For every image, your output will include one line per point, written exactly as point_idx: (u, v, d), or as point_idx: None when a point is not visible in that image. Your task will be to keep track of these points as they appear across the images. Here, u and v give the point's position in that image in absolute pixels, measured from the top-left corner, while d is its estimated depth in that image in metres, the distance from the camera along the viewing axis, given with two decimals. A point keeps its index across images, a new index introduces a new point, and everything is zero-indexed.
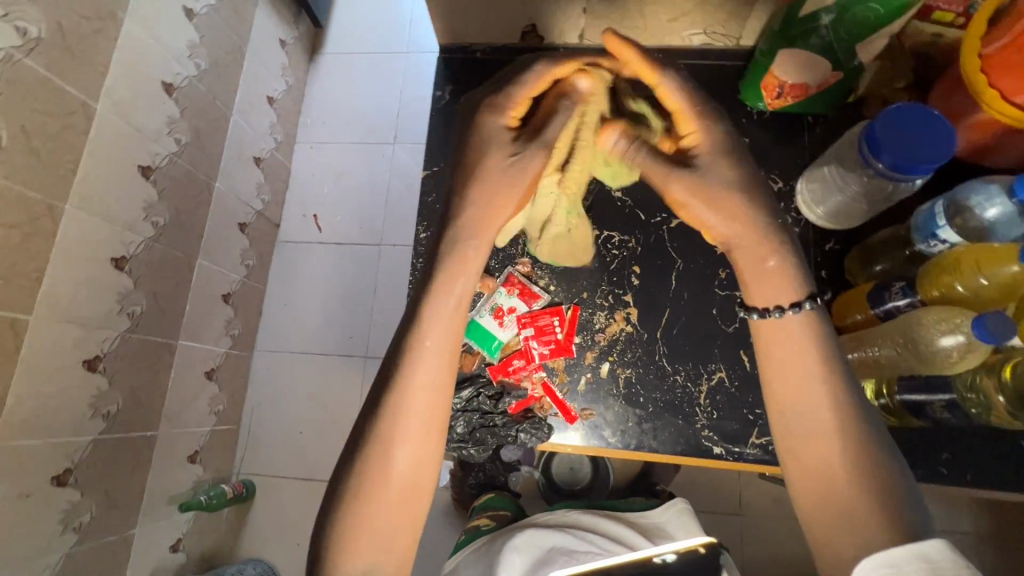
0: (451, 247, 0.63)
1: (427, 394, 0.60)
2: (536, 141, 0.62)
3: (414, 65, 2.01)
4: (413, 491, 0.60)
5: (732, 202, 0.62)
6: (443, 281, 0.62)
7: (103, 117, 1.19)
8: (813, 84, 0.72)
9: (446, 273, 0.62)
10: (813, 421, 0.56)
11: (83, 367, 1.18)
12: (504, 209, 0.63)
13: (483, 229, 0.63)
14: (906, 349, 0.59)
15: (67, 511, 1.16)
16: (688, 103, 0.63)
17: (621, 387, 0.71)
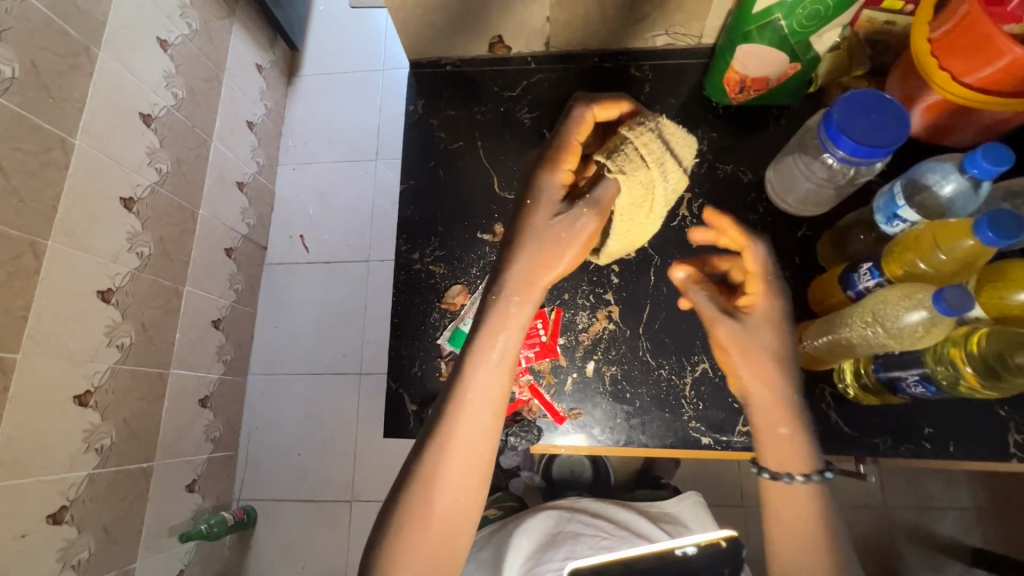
0: (495, 305, 0.64)
1: (471, 433, 0.61)
2: (586, 202, 0.61)
3: (391, 81, 2.03)
4: (450, 528, 0.59)
5: (764, 366, 0.63)
6: (500, 319, 0.63)
7: (83, 152, 1.19)
8: (774, 76, 0.74)
9: (496, 314, 0.64)
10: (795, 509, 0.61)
11: (75, 403, 1.17)
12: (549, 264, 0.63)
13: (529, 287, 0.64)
14: (875, 329, 0.59)
15: (64, 550, 1.15)
16: (761, 269, 0.65)
17: (607, 384, 0.72)
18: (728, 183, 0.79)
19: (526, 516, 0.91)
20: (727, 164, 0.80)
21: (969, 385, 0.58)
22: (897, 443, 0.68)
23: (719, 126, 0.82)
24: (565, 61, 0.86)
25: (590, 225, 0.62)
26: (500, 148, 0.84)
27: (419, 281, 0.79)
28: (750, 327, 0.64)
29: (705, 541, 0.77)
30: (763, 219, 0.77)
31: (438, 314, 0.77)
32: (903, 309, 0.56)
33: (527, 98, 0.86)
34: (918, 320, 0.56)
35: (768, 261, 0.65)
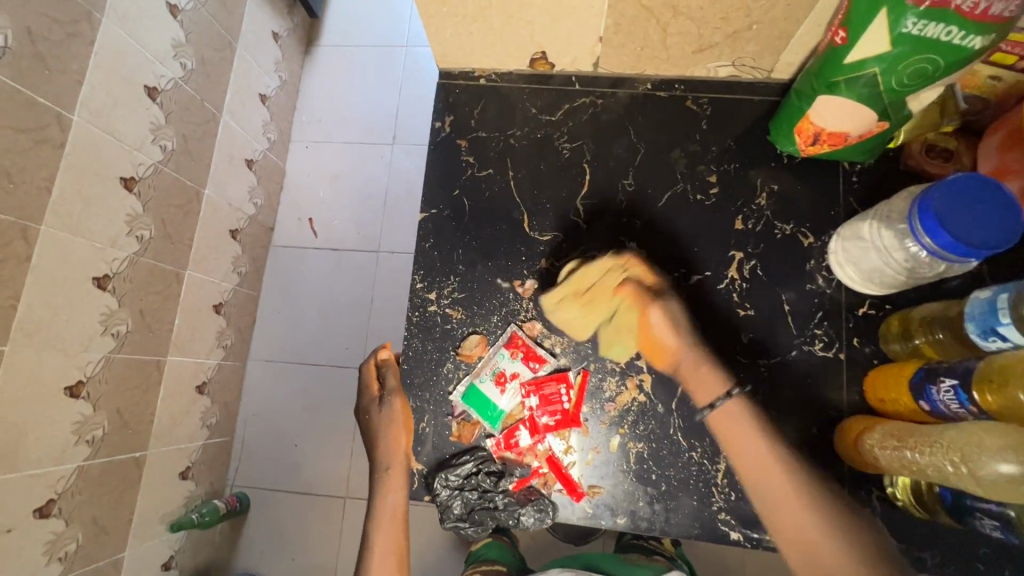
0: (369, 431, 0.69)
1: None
2: (394, 392, 0.70)
3: (414, 59, 1.91)
4: None
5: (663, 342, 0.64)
6: (383, 485, 0.66)
7: (81, 129, 1.11)
8: (855, 133, 0.64)
9: (383, 482, 0.66)
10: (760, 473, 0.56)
11: (66, 394, 1.13)
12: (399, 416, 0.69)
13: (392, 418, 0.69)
14: (961, 472, 0.49)
15: (51, 543, 1.12)
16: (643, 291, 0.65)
17: (631, 463, 0.66)
18: (788, 245, 0.71)
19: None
20: (787, 224, 0.72)
21: None
22: (942, 557, 0.63)
23: (780, 178, 0.73)
24: (614, 85, 0.77)
25: (399, 400, 0.70)
26: (535, 180, 0.75)
27: (432, 326, 0.72)
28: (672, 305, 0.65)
29: None
30: (822, 292, 0.69)
31: (451, 366, 0.70)
32: (995, 458, 0.46)
33: (568, 125, 0.77)
34: (1012, 476, 0.45)
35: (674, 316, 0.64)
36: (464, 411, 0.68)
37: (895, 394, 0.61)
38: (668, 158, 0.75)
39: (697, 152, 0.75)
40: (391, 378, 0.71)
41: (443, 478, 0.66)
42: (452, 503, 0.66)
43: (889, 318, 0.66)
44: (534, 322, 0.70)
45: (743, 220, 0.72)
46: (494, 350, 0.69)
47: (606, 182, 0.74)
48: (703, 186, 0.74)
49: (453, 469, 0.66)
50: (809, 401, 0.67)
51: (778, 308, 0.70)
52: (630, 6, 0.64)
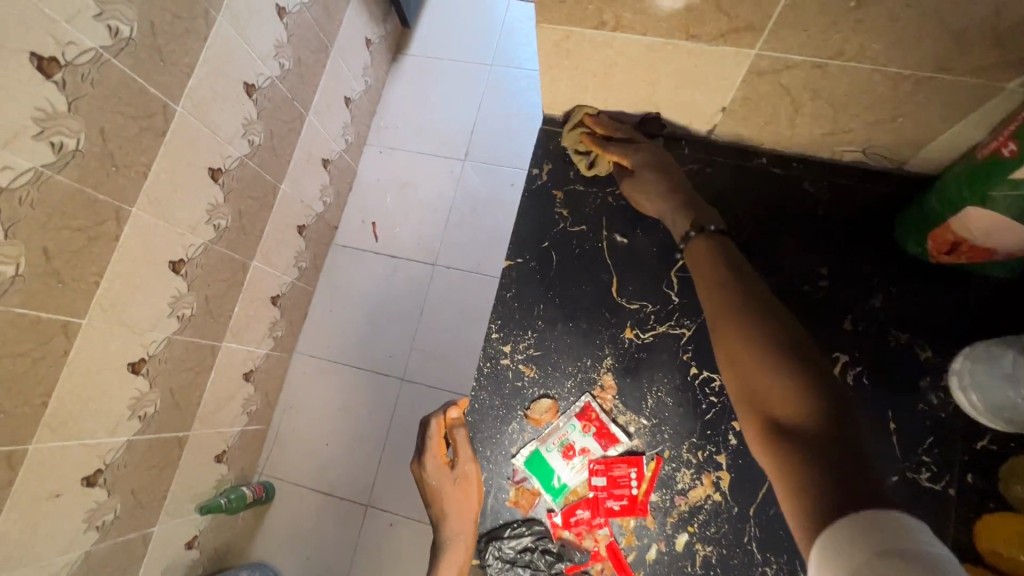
0: (434, 498, 0.66)
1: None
2: (464, 464, 0.66)
3: (497, 79, 1.92)
4: None
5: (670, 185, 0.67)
6: (446, 559, 0.64)
7: (182, 120, 1.16)
8: (1002, 251, 0.57)
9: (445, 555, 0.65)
10: (741, 369, 0.52)
11: (129, 369, 1.16)
12: (469, 491, 0.65)
13: (461, 492, 0.65)
14: None
15: (91, 511, 1.15)
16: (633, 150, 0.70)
17: (697, 567, 0.61)
18: (900, 357, 0.65)
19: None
20: (902, 332, 0.65)
21: None
22: None
23: (900, 279, 0.67)
24: (725, 154, 0.73)
25: (470, 473, 0.66)
26: (628, 243, 0.72)
27: (502, 380, 0.69)
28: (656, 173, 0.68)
29: None
30: (934, 414, 0.63)
31: (516, 427, 0.67)
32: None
33: None
34: None
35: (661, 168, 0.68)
36: (526, 477, 0.66)
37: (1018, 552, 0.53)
38: (775, 240, 0.70)
39: (809, 238, 0.69)
40: (463, 445, 0.67)
41: (496, 549, 0.64)
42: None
43: (1012, 459, 0.59)
44: (610, 395, 0.67)
45: (853, 320, 0.66)
46: (564, 418, 0.66)
47: None
48: (813, 277, 0.68)
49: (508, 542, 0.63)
50: None
51: (882, 424, 0.63)
52: (765, 83, 0.60)
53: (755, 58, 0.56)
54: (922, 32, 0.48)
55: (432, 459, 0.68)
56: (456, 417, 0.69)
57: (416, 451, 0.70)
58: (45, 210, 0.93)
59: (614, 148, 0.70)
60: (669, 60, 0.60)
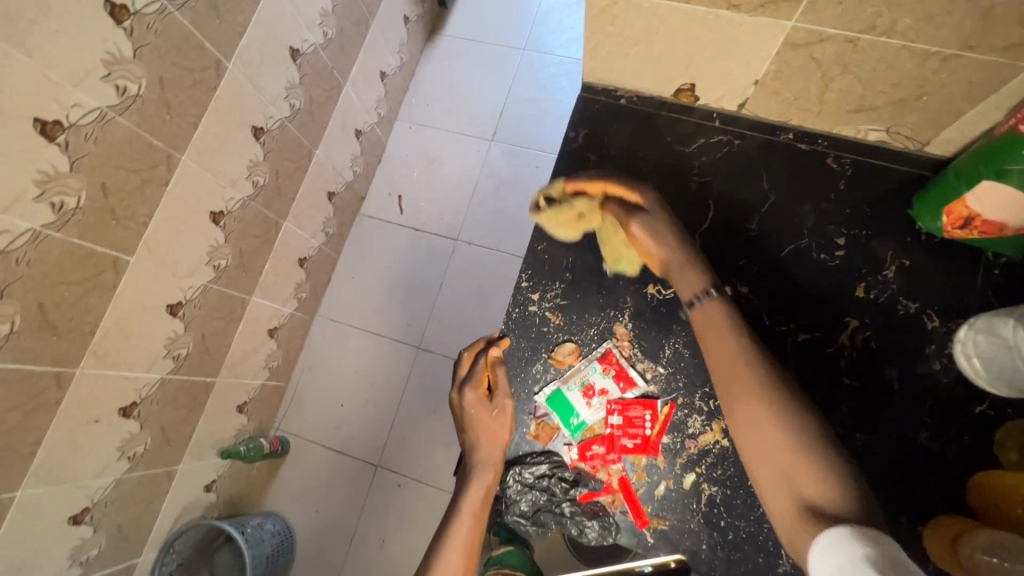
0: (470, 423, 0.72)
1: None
2: (501, 398, 0.71)
3: (529, 63, 1.96)
4: None
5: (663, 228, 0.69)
6: (477, 479, 0.70)
7: (232, 77, 1.21)
8: (1013, 226, 0.61)
9: (475, 475, 0.71)
10: (776, 466, 0.56)
11: (167, 311, 1.23)
12: (502, 423, 0.70)
13: (496, 422, 0.71)
14: None
15: (124, 441, 1.22)
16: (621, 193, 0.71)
17: (702, 504, 0.66)
18: (908, 325, 0.68)
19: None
20: (912, 301, 0.69)
21: None
22: None
23: (913, 254, 0.70)
24: (754, 128, 0.77)
25: (507, 408, 0.71)
26: None
27: (530, 325, 0.74)
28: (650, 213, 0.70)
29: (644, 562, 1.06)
30: (937, 380, 0.66)
31: (541, 367, 0.72)
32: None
33: (700, 158, 0.77)
34: None
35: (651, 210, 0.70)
36: (546, 413, 0.71)
37: (1002, 501, 0.57)
38: (796, 211, 0.74)
39: (829, 210, 0.73)
40: (503, 380, 0.72)
41: (517, 473, 0.70)
42: (520, 499, 0.71)
43: (1008, 424, 0.63)
44: (630, 344, 0.71)
45: (865, 288, 0.70)
46: (586, 362, 0.71)
47: (729, 222, 0.74)
48: (829, 246, 0.72)
49: (528, 467, 0.70)
50: (900, 489, 0.65)
51: (885, 386, 0.67)
52: (799, 56, 0.64)
53: (791, 29, 0.60)
54: (951, 8, 0.52)
55: (472, 388, 0.73)
56: (498, 355, 0.73)
57: (456, 380, 0.76)
58: (106, 149, 0.99)
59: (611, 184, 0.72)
60: (710, 29, 0.64)
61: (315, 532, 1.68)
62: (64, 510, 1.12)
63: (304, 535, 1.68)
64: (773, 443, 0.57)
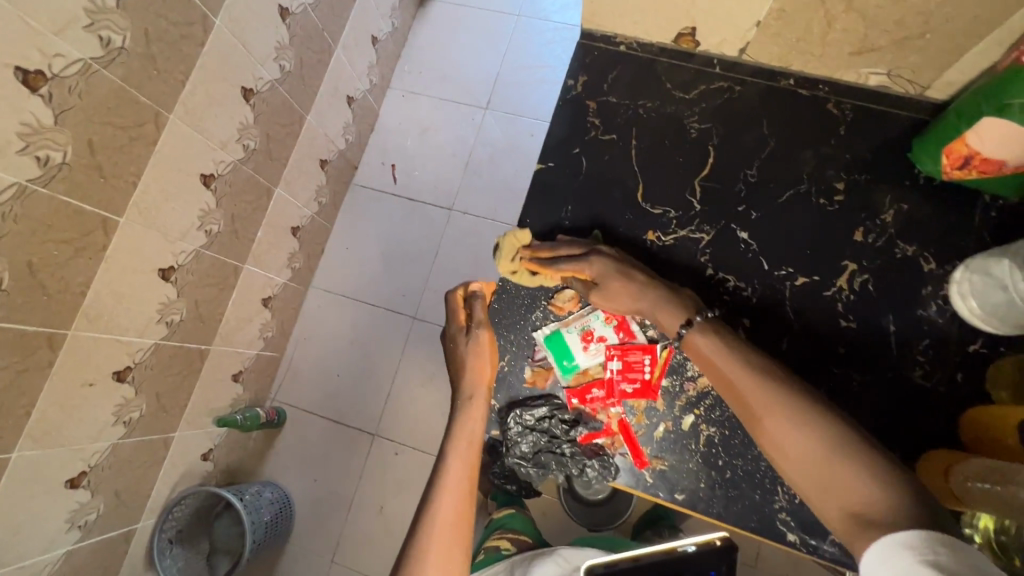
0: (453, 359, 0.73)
1: (452, 513, 0.65)
2: (481, 328, 0.72)
3: (523, 29, 1.92)
4: (453, 540, 0.63)
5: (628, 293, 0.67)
6: (465, 413, 0.70)
7: (219, 34, 1.18)
8: (1012, 163, 0.61)
9: (463, 410, 0.71)
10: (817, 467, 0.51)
11: (159, 275, 1.21)
12: (483, 352, 0.70)
13: (477, 353, 0.71)
14: None
15: (120, 406, 1.21)
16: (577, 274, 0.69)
17: (701, 444, 0.67)
18: (904, 267, 0.69)
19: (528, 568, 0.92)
20: (909, 245, 0.69)
21: None
22: None
23: (911, 198, 0.70)
24: (755, 74, 0.76)
25: (484, 336, 0.71)
26: (656, 154, 0.76)
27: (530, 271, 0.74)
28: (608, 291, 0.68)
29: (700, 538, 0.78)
30: (932, 321, 0.67)
31: (541, 314, 0.72)
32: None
33: (700, 105, 0.76)
34: None
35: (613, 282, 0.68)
36: (545, 356, 0.71)
37: (992, 435, 0.58)
38: (796, 157, 0.73)
39: (829, 156, 0.73)
40: (479, 311, 0.73)
41: (517, 415, 0.70)
42: (521, 440, 0.70)
43: (999, 361, 0.64)
44: None
45: (864, 232, 0.70)
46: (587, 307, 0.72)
47: (728, 167, 0.74)
48: (829, 191, 0.72)
49: (529, 410, 0.70)
50: (893, 428, 0.66)
51: (880, 328, 0.68)
52: None
53: None
54: None
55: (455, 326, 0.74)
56: (478, 290, 0.74)
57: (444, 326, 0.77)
58: (91, 104, 0.97)
59: (565, 265, 0.69)
60: None
61: (313, 500, 1.69)
62: (61, 473, 1.11)
63: (302, 503, 1.69)
64: (803, 451, 0.53)
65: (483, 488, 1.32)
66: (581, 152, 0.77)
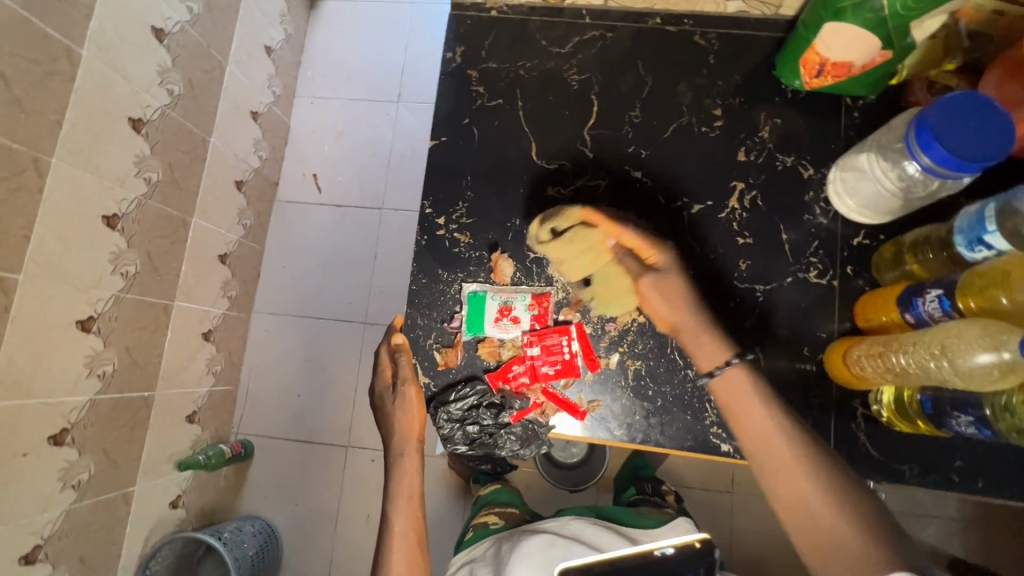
0: (382, 412, 0.72)
1: (406, 540, 0.68)
2: (405, 383, 0.70)
3: (421, 16, 1.90)
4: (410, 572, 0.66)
5: (681, 289, 0.63)
6: (399, 469, 0.71)
7: (90, 65, 1.12)
8: (858, 63, 0.65)
9: (398, 466, 0.72)
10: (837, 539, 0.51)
11: (77, 328, 1.16)
12: (412, 409, 0.70)
13: (408, 409, 0.70)
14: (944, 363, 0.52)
15: (65, 470, 1.16)
16: (641, 242, 0.65)
17: (629, 379, 0.70)
18: (787, 178, 0.73)
19: (520, 539, 0.79)
20: (788, 155, 0.73)
21: None
22: (925, 472, 0.66)
23: (784, 112, 0.74)
24: (624, 18, 0.78)
25: (409, 388, 0.70)
26: (543, 111, 0.77)
27: (441, 247, 0.74)
28: (665, 274, 0.64)
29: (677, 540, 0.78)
30: (819, 222, 0.72)
31: (457, 289, 0.73)
32: (974, 347, 0.50)
33: (577, 57, 0.78)
34: (988, 363, 0.49)
35: (672, 274, 0.64)
36: (466, 341, 0.72)
37: (880, 314, 0.63)
38: (674, 92, 0.76)
39: (704, 85, 0.76)
40: (404, 367, 0.70)
41: (445, 412, 0.71)
42: (454, 435, 0.71)
43: (879, 249, 0.69)
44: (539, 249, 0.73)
45: (747, 152, 0.74)
46: (508, 282, 0.72)
47: (613, 113, 0.76)
48: (709, 119, 0.75)
49: (453, 402, 0.71)
50: (801, 327, 0.70)
51: (776, 239, 0.72)
52: None
53: None
54: None
55: (379, 376, 0.72)
56: (400, 341, 0.71)
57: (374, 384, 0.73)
58: None
59: (634, 234, 0.65)
60: None
61: (299, 524, 1.66)
62: (12, 550, 1.06)
63: (286, 531, 1.66)
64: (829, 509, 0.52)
65: (462, 474, 1.33)
66: (472, 122, 0.78)
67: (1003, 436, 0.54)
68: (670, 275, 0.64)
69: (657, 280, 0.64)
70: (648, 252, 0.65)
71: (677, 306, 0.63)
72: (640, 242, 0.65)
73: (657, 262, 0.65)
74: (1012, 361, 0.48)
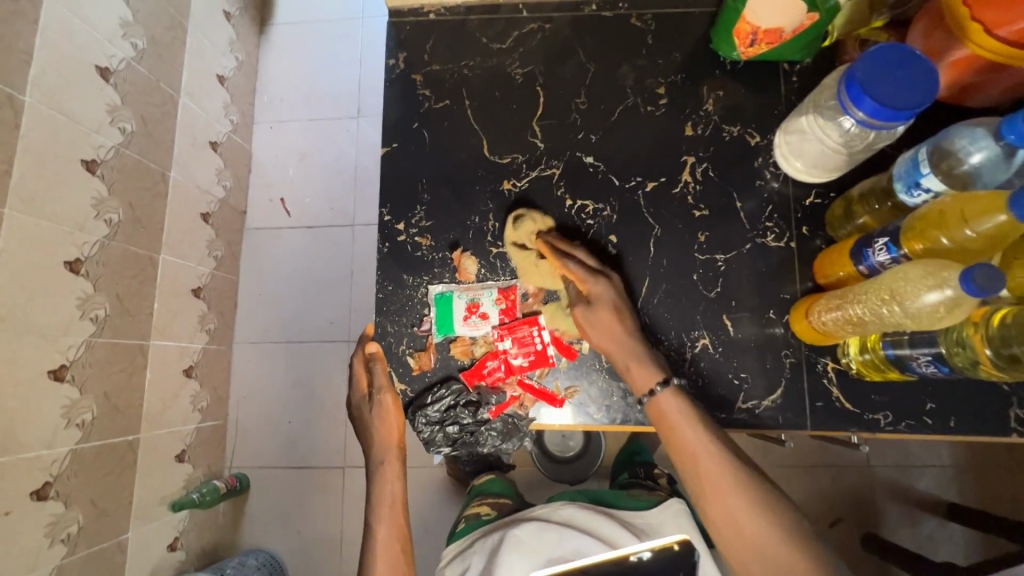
0: (362, 420, 0.72)
1: (391, 549, 0.68)
2: (383, 391, 0.70)
3: (372, 30, 1.90)
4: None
5: (610, 322, 0.66)
6: (380, 478, 0.71)
7: (35, 110, 1.10)
8: (789, 28, 0.66)
9: (380, 474, 0.72)
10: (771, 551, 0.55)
11: (50, 378, 1.13)
12: (391, 417, 0.70)
13: (387, 416, 0.70)
14: (893, 307, 0.54)
15: (52, 524, 1.14)
16: (580, 274, 0.67)
17: (604, 361, 0.70)
18: (735, 148, 0.74)
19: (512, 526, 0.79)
20: (734, 125, 0.75)
21: (986, 369, 0.55)
22: (899, 419, 0.67)
23: (725, 84, 0.76)
24: (560, 9, 0.79)
25: (387, 398, 0.70)
26: (491, 108, 0.77)
27: (403, 252, 0.74)
28: (596, 307, 0.66)
29: (657, 543, 0.75)
30: (770, 187, 0.73)
31: (423, 292, 0.73)
32: (921, 287, 0.51)
33: (519, 51, 0.78)
34: (936, 301, 0.51)
35: (613, 304, 0.67)
36: (438, 343, 0.72)
37: (836, 269, 0.64)
38: (617, 75, 0.77)
39: (645, 66, 0.77)
40: (380, 375, 0.70)
41: (423, 416, 0.71)
42: (435, 438, 0.71)
43: (831, 206, 0.71)
44: (500, 242, 0.74)
45: (693, 126, 0.75)
46: (472, 279, 0.73)
47: (559, 103, 0.77)
48: (653, 98, 0.76)
49: (431, 404, 0.71)
50: (766, 291, 0.71)
51: (731, 209, 0.73)
52: None
53: None
54: None
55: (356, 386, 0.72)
56: (373, 349, 0.71)
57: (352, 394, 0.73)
58: None
59: (576, 265, 0.68)
60: None
61: (302, 552, 1.63)
62: None
63: (291, 560, 1.63)
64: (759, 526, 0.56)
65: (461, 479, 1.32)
66: (422, 126, 0.78)
67: (958, 370, 0.58)
68: (608, 306, 0.66)
69: (585, 312, 0.67)
70: (585, 284, 0.67)
71: (608, 339, 0.66)
72: (577, 275, 0.68)
73: (592, 294, 0.67)
74: (958, 295, 0.50)
